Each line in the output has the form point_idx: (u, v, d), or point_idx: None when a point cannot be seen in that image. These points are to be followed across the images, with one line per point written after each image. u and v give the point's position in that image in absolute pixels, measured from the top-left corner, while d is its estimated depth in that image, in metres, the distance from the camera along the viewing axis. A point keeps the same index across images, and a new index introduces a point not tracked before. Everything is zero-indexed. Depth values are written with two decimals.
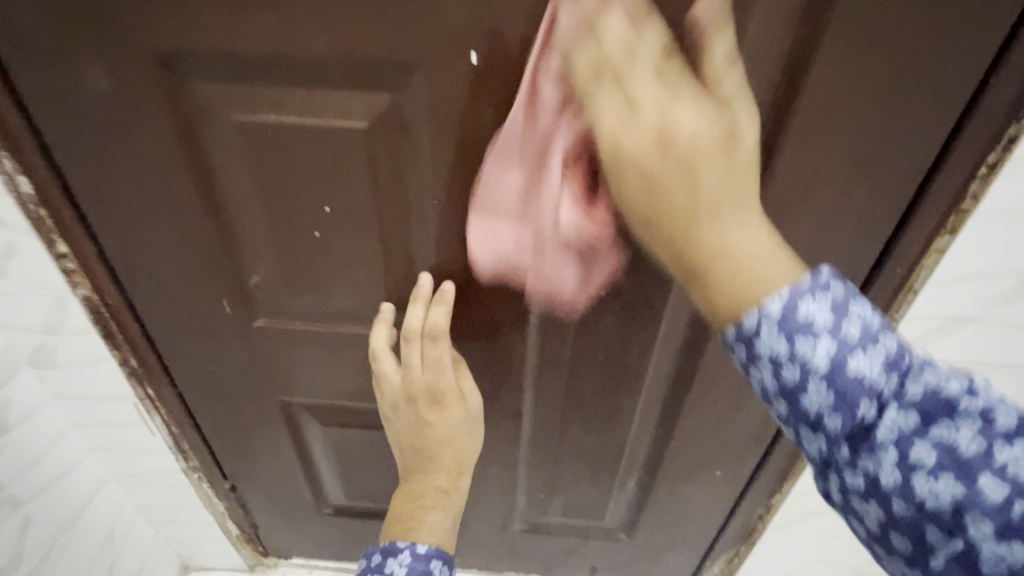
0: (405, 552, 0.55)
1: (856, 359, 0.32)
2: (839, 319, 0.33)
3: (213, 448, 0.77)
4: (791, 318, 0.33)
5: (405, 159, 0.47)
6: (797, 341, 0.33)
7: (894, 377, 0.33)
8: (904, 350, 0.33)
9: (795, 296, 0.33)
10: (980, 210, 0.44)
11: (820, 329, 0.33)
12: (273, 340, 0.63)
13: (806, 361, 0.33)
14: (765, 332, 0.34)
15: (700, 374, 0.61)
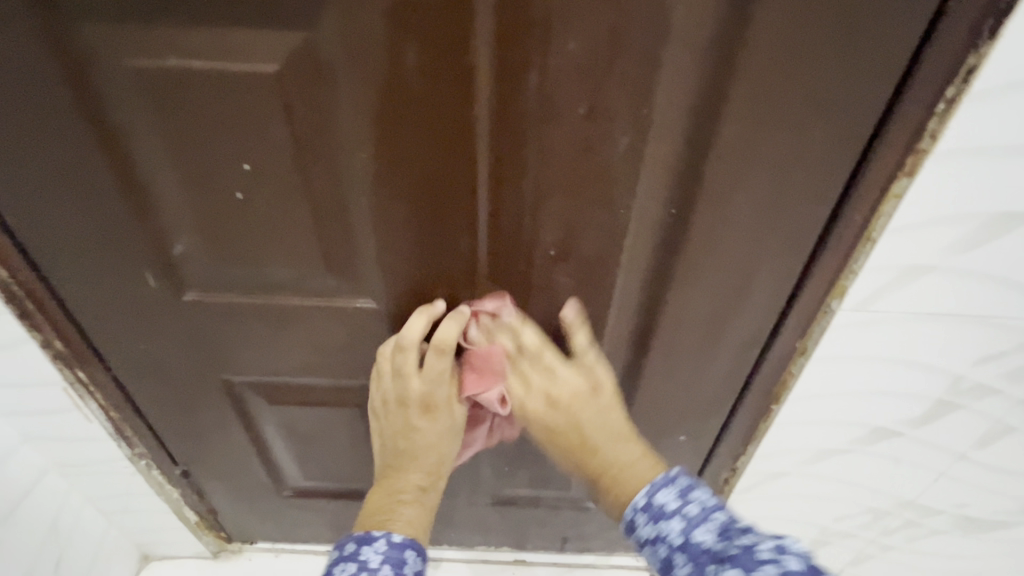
0: (380, 541, 0.54)
1: (698, 533, 0.44)
2: (685, 508, 0.47)
3: (159, 433, 0.74)
4: (651, 509, 0.49)
5: (325, 109, 0.43)
6: (657, 525, 0.48)
7: (722, 543, 0.42)
8: (731, 521, 0.44)
9: (654, 494, 0.50)
10: (937, 149, 0.42)
11: (672, 515, 0.47)
12: (208, 315, 0.58)
13: (666, 540, 0.46)
14: (640, 521, 0.49)
15: (659, 338, 0.58)
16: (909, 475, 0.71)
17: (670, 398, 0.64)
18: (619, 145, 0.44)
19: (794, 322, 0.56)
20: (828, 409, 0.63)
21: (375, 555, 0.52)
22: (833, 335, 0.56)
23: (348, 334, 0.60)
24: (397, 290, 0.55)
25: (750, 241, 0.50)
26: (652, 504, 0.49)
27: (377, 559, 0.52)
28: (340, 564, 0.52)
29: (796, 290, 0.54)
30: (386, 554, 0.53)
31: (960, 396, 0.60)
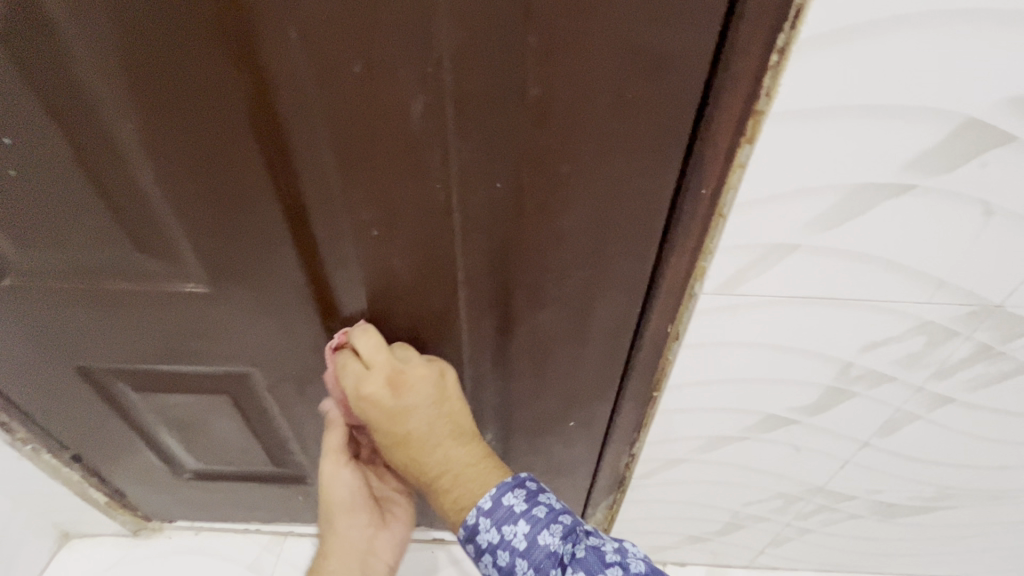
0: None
1: (542, 538, 0.48)
2: (534, 513, 0.49)
3: (35, 419, 0.71)
4: (497, 512, 0.49)
5: (69, 77, 0.37)
6: (503, 530, 0.49)
7: (567, 546, 0.48)
8: (575, 524, 0.49)
9: (505, 495, 0.50)
10: (773, 110, 0.36)
11: (518, 518, 0.49)
12: (36, 300, 0.55)
13: (509, 544, 0.49)
14: (482, 526, 0.50)
15: (520, 322, 0.54)
16: (814, 461, 0.67)
17: (548, 383, 0.61)
18: (413, 111, 0.38)
19: (661, 306, 0.51)
20: (713, 397, 0.59)
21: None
22: (702, 321, 0.51)
23: (190, 321, 0.56)
24: (224, 273, 0.51)
25: (592, 219, 0.45)
26: (500, 504, 0.50)
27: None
28: None
29: (657, 272, 0.48)
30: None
31: (852, 383, 0.55)
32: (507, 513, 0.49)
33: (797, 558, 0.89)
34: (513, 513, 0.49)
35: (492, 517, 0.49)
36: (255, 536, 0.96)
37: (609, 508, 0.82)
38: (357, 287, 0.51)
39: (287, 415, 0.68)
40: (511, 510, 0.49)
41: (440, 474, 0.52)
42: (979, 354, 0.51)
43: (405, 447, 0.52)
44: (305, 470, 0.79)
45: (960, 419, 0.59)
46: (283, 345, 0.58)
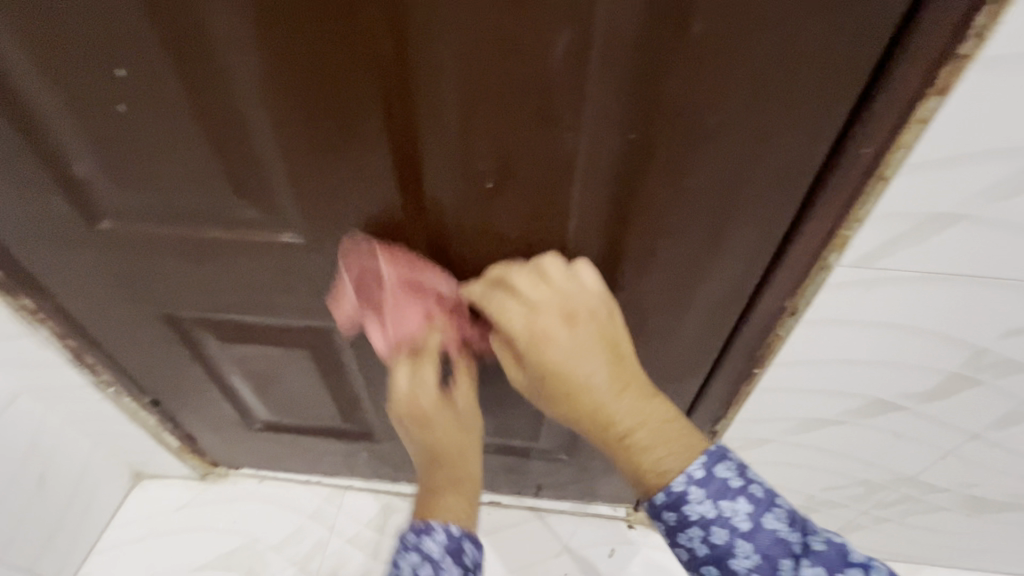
0: (440, 533, 0.51)
1: (769, 522, 0.40)
2: (750, 490, 0.41)
3: (119, 363, 0.73)
4: (713, 484, 0.41)
5: (191, 3, 0.35)
6: (721, 505, 0.41)
7: (800, 535, 0.40)
8: (799, 511, 0.41)
9: (717, 465, 0.42)
10: (981, 55, 0.32)
11: (736, 495, 0.41)
12: (131, 245, 0.54)
13: (728, 522, 0.41)
14: (692, 496, 0.41)
15: (623, 290, 0.51)
16: (912, 450, 0.64)
17: (638, 355, 0.58)
18: (556, 48, 0.35)
19: (782, 278, 0.47)
20: (821, 377, 0.55)
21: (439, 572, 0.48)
22: (829, 296, 0.47)
23: (280, 272, 0.55)
24: (321, 223, 0.49)
25: (727, 179, 0.41)
26: (715, 475, 0.41)
27: (431, 551, 0.50)
28: (403, 555, 0.50)
29: (787, 241, 0.44)
30: (448, 546, 0.50)
31: (981, 370, 0.51)
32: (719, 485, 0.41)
33: (865, 546, 0.87)
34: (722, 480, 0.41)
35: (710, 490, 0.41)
36: (315, 487, 0.99)
37: None
38: (458, 242, 0.49)
39: (364, 371, 0.67)
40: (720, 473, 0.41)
41: (634, 427, 0.43)
42: None
43: (452, 416, 0.58)
44: (373, 427, 0.79)
45: None
46: None
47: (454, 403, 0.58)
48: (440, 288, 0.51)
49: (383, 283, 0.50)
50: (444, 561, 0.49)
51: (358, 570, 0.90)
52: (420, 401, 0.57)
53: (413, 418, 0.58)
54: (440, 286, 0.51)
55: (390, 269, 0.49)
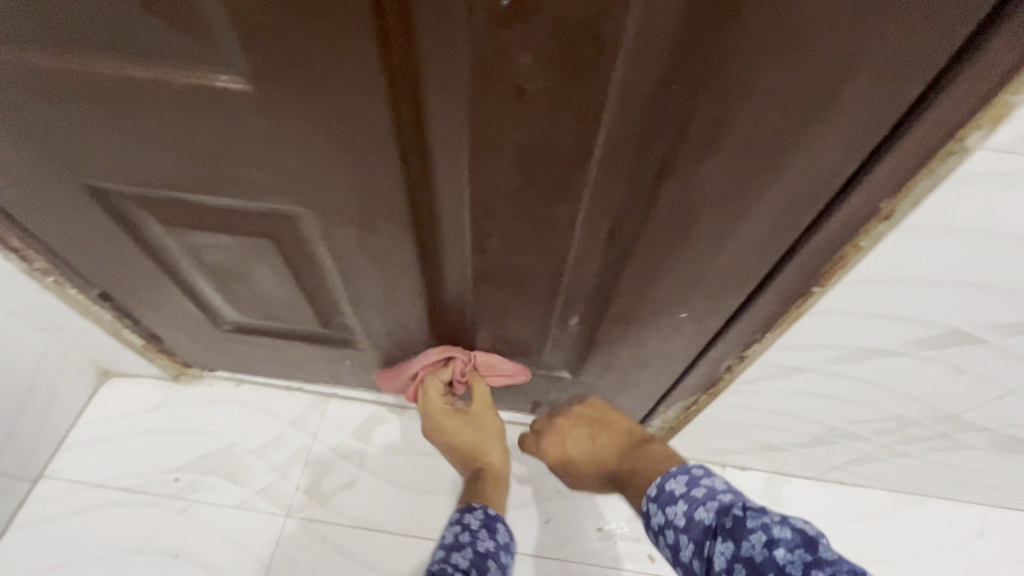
0: (475, 512, 0.65)
1: (700, 514, 0.51)
2: (692, 491, 0.54)
3: (52, 248, 0.61)
4: (663, 496, 0.56)
5: None
6: (667, 511, 0.55)
7: (723, 518, 0.48)
8: (730, 503, 0.50)
9: (666, 482, 0.56)
10: None
11: (679, 499, 0.54)
12: (21, 85, 0.41)
13: (675, 524, 0.53)
14: (654, 512, 0.57)
15: (673, 176, 0.39)
16: (967, 387, 0.56)
17: (674, 264, 0.47)
18: None
19: (889, 166, 0.35)
20: (897, 301, 0.45)
21: (473, 518, 0.64)
22: (946, 196, 0.36)
23: (225, 133, 0.42)
24: (271, 59, 0.36)
25: (859, 10, 0.28)
26: (666, 490, 0.56)
27: (470, 522, 0.63)
28: (450, 526, 0.64)
29: (912, 113, 0.33)
30: (483, 516, 0.64)
31: None
32: (668, 495, 0.55)
33: (871, 477, 0.83)
34: (671, 490, 0.55)
35: (660, 503, 0.56)
36: (297, 393, 0.93)
37: (686, 409, 0.74)
38: (458, 98, 0.36)
39: (343, 269, 0.57)
40: (674, 484, 0.56)
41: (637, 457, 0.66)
42: None
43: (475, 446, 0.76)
44: (356, 334, 0.70)
45: None
46: (342, 177, 0.45)
47: (474, 423, 0.75)
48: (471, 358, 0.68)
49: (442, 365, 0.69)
50: (482, 531, 0.62)
51: (343, 479, 0.86)
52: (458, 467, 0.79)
53: (442, 440, 0.77)
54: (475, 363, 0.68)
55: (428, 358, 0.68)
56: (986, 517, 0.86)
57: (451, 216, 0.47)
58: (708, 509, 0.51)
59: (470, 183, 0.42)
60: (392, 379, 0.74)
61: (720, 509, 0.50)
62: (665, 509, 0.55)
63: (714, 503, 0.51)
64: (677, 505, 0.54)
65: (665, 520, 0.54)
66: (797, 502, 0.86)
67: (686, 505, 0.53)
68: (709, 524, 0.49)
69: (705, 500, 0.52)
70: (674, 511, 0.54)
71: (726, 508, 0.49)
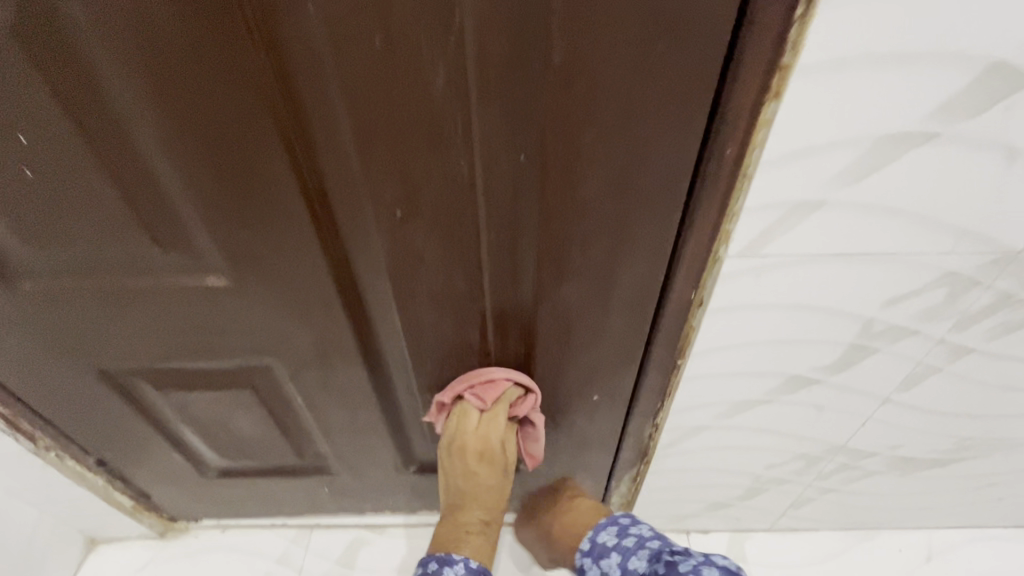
0: (461, 565, 0.63)
1: (635, 563, 0.63)
2: (624, 542, 0.67)
3: (58, 426, 0.71)
4: (595, 549, 0.69)
5: (81, 64, 0.37)
6: (601, 562, 0.68)
7: (655, 562, 0.61)
8: (660, 548, 0.62)
9: (598, 536, 0.70)
10: (800, 63, 0.36)
11: (611, 551, 0.67)
12: (56, 305, 0.54)
13: (615, 574, 0.65)
14: (588, 565, 0.70)
15: (544, 297, 0.53)
16: (835, 420, 0.68)
17: (571, 360, 0.60)
18: (434, 80, 0.38)
19: (685, 273, 0.50)
20: (740, 360, 0.59)
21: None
22: (727, 284, 0.51)
23: (211, 315, 0.56)
24: (244, 262, 0.51)
25: (618, 189, 0.44)
26: (598, 543, 0.69)
27: (460, 574, 0.63)
28: None
29: (681, 238, 0.48)
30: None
31: (874, 339, 0.56)
32: (601, 543, 0.69)
33: (816, 519, 0.91)
34: (604, 537, 0.69)
35: (594, 557, 0.69)
36: (281, 529, 0.97)
37: (633, 480, 0.82)
38: (379, 268, 0.51)
39: (310, 404, 0.68)
40: (607, 530, 0.69)
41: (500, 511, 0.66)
42: (1001, 302, 0.52)
43: (491, 464, 0.64)
44: (329, 460, 0.79)
45: (980, 369, 0.60)
46: (301, 331, 0.58)
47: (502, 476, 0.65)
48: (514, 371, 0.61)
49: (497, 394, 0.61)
50: None
51: None
52: (466, 439, 0.63)
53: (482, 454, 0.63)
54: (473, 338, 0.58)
55: (495, 379, 0.61)
56: (929, 539, 0.93)
57: (390, 347, 0.60)
58: (644, 556, 0.63)
59: (399, 322, 0.56)
60: (489, 390, 0.60)
61: (654, 554, 0.62)
62: (602, 568, 0.68)
63: (649, 550, 0.63)
64: (615, 556, 0.66)
65: (607, 572, 0.67)
66: (759, 553, 0.93)
67: (623, 557, 0.65)
68: (643, 571, 0.62)
69: (638, 549, 0.64)
70: (612, 562, 0.66)
71: (658, 553, 0.62)
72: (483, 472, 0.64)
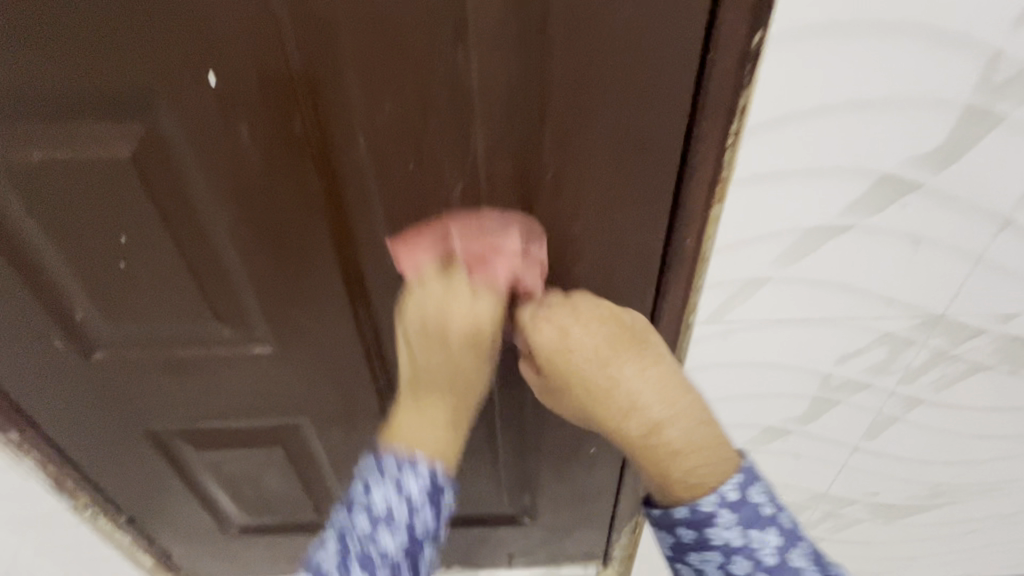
0: (426, 474, 0.47)
1: (792, 557, 0.46)
2: (782, 521, 0.46)
3: (99, 485, 0.77)
4: (744, 511, 0.46)
5: (181, 183, 0.48)
6: (751, 534, 0.46)
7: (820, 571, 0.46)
8: (816, 548, 0.47)
9: (752, 495, 0.46)
10: (736, 176, 0.46)
11: (763, 524, 0.46)
12: (121, 373, 0.63)
13: (754, 551, 0.46)
14: (722, 522, 0.46)
15: None
16: (813, 468, 0.75)
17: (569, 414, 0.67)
18: (454, 190, 0.48)
19: (663, 336, 0.59)
20: (720, 413, 0.67)
21: (395, 541, 0.46)
22: (699, 347, 0.60)
23: (253, 379, 0.64)
24: (288, 334, 0.60)
25: (602, 270, 0.53)
26: (748, 506, 0.46)
27: (411, 497, 0.47)
28: (378, 482, 0.47)
29: (656, 308, 0.57)
30: (408, 537, 0.47)
31: (835, 392, 0.64)
32: (733, 523, 0.46)
33: None
34: (755, 498, 0.46)
35: (733, 508, 0.45)
36: None
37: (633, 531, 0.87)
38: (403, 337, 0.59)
39: (333, 460, 0.75)
40: (755, 487, 0.46)
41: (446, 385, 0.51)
42: (938, 358, 0.60)
43: (478, 350, 0.50)
44: None
45: (934, 418, 0.68)
46: (330, 392, 0.66)
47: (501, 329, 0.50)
48: (523, 223, 0.50)
49: (455, 185, 0.48)
50: (421, 505, 0.47)
51: None
52: (454, 312, 0.48)
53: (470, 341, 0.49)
54: (453, 180, 0.48)
55: (491, 222, 0.49)
56: None
57: None
58: (806, 559, 0.46)
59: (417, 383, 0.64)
60: (411, 189, 0.48)
61: (815, 560, 0.46)
62: (742, 530, 0.46)
63: (808, 550, 0.46)
64: (752, 545, 0.46)
65: (739, 546, 0.46)
66: None
67: (778, 546, 0.46)
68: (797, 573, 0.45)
69: (798, 541, 0.46)
70: (761, 552, 0.46)
71: (819, 559, 0.46)
72: (467, 361, 0.51)
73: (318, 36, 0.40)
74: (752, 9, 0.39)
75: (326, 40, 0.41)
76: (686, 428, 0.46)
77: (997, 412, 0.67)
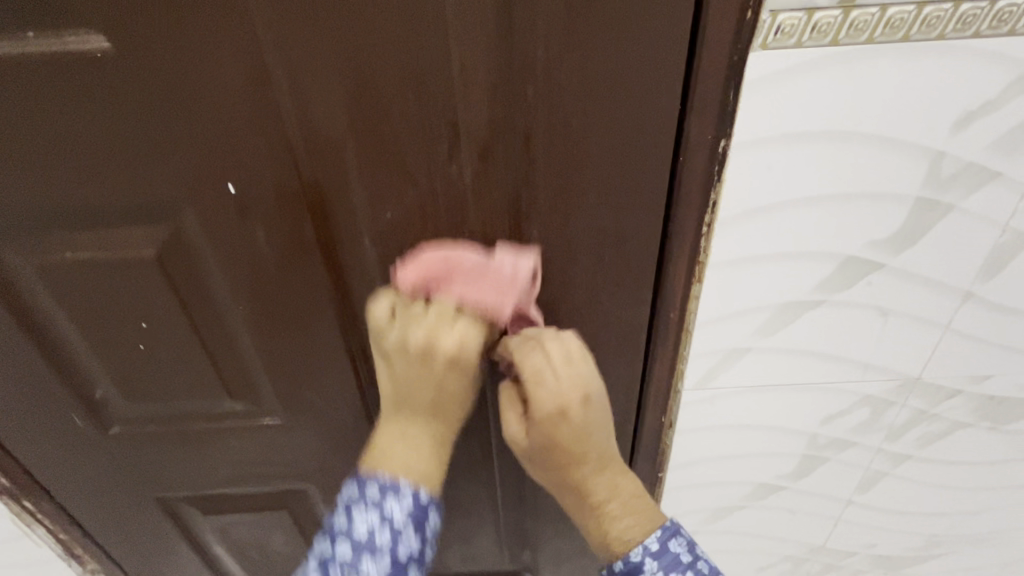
0: (407, 500, 0.52)
1: None
2: (696, 563, 0.53)
3: (107, 550, 0.78)
4: (665, 557, 0.53)
5: (200, 276, 0.52)
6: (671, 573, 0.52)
7: None
8: None
9: (672, 541, 0.53)
10: (711, 261, 0.50)
11: (683, 564, 0.53)
12: (134, 444, 0.65)
13: None
14: (648, 565, 0.53)
15: None
16: (808, 522, 0.76)
17: None
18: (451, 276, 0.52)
19: (653, 402, 0.62)
20: (712, 471, 0.69)
21: (378, 569, 0.51)
22: (688, 411, 0.62)
23: (260, 447, 0.67)
24: (295, 405, 0.63)
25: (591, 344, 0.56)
26: (670, 553, 0.53)
27: (395, 520, 0.52)
28: (358, 507, 0.52)
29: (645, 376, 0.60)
30: (392, 562, 0.52)
31: (822, 450, 0.66)
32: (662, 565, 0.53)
33: None
34: (676, 549, 0.53)
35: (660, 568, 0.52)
36: None
37: None
38: None
39: None
40: (676, 538, 0.54)
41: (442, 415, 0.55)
42: (918, 416, 0.63)
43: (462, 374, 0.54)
44: None
45: (922, 473, 0.70)
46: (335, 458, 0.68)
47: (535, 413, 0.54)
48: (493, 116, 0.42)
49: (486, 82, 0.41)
50: (403, 527, 0.52)
51: None
52: (442, 337, 0.51)
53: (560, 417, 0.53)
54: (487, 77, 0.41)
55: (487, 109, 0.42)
56: None
57: None
58: None
59: None
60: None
61: None
62: None
63: None
64: None
65: None
66: None
67: None
68: None
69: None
70: None
71: None
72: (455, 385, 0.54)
73: (326, 150, 0.45)
74: (714, 121, 0.43)
75: (334, 154, 0.45)
76: (606, 482, 0.56)
77: (984, 465, 0.69)
